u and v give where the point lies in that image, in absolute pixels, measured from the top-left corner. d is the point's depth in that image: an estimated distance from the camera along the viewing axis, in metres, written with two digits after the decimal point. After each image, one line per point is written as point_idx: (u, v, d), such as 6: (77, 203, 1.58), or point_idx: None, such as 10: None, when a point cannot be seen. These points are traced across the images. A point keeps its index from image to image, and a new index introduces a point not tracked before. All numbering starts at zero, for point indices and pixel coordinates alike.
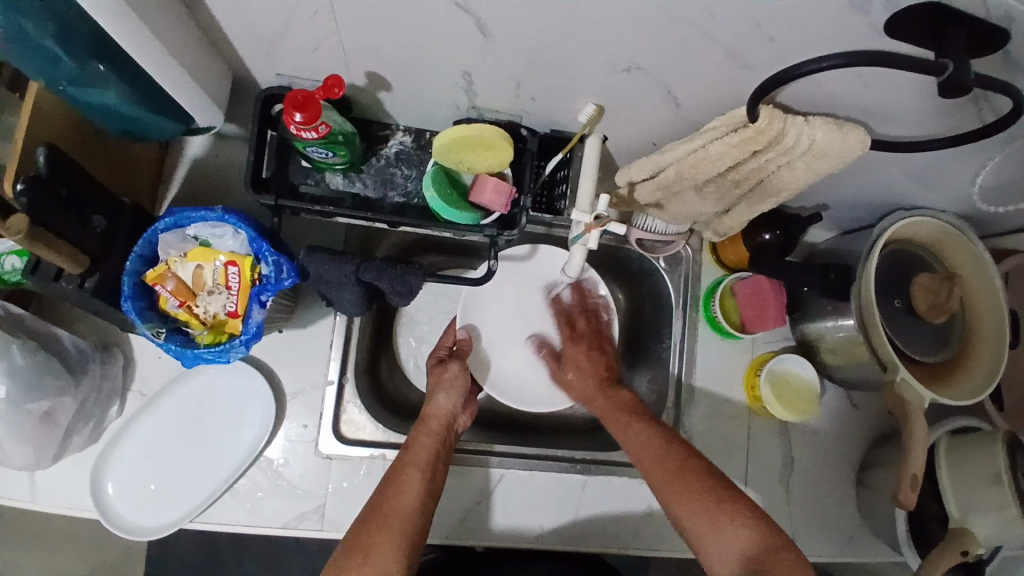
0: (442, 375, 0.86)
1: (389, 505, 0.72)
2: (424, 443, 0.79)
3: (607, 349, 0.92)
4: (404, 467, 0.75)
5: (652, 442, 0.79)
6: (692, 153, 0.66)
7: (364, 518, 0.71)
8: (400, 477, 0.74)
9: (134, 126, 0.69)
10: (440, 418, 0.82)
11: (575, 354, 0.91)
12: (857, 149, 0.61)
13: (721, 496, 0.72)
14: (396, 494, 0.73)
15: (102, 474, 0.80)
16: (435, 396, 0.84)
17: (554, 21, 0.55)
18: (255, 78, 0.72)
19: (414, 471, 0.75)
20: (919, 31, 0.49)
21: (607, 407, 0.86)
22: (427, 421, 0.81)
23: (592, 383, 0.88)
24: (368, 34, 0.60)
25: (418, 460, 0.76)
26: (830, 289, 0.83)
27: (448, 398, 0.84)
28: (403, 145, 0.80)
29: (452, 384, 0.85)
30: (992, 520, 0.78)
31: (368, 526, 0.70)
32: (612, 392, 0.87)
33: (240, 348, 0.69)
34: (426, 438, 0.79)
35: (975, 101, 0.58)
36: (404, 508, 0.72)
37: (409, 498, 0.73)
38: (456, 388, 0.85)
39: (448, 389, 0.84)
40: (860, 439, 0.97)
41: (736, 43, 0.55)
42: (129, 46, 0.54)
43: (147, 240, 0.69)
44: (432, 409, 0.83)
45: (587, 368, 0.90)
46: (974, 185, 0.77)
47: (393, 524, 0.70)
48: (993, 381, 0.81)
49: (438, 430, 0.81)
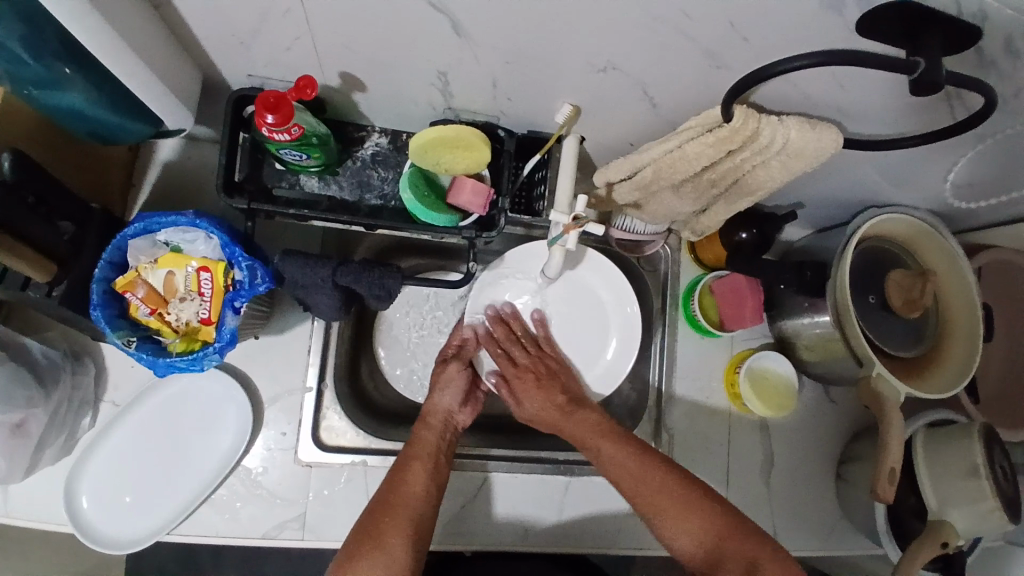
0: (441, 374, 0.85)
1: (397, 495, 0.73)
2: (427, 438, 0.80)
3: (558, 371, 0.87)
4: (408, 460, 0.76)
5: (629, 464, 0.77)
6: (669, 153, 0.66)
7: (372, 509, 0.72)
8: (406, 468, 0.75)
9: (101, 129, 0.67)
10: (439, 414, 0.83)
11: (524, 380, 0.85)
12: (830, 148, 0.62)
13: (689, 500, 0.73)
14: (403, 484, 0.74)
15: (74, 486, 0.78)
16: (434, 394, 0.84)
17: (530, 21, 0.55)
18: (226, 80, 0.71)
19: (420, 462, 0.76)
20: (892, 30, 0.49)
21: (574, 431, 0.82)
22: (428, 417, 0.82)
23: (553, 413, 0.84)
24: (342, 34, 0.59)
25: (421, 453, 0.77)
26: (805, 287, 0.83)
27: (449, 395, 0.84)
28: (379, 147, 0.79)
29: (452, 382, 0.85)
30: (969, 509, 0.79)
31: (378, 515, 0.71)
32: (576, 415, 0.83)
33: (214, 356, 0.68)
34: (428, 432, 0.80)
35: (946, 98, 0.59)
36: (411, 498, 0.73)
37: (416, 488, 0.74)
38: (455, 387, 0.85)
39: (447, 387, 0.84)
40: (839, 434, 0.98)
41: (712, 43, 0.55)
42: (94, 47, 0.53)
43: (116, 246, 0.67)
44: (432, 405, 0.83)
45: (540, 396, 0.85)
46: (946, 182, 0.79)
47: (402, 514, 0.71)
48: (966, 375, 0.82)
49: (438, 425, 0.82)
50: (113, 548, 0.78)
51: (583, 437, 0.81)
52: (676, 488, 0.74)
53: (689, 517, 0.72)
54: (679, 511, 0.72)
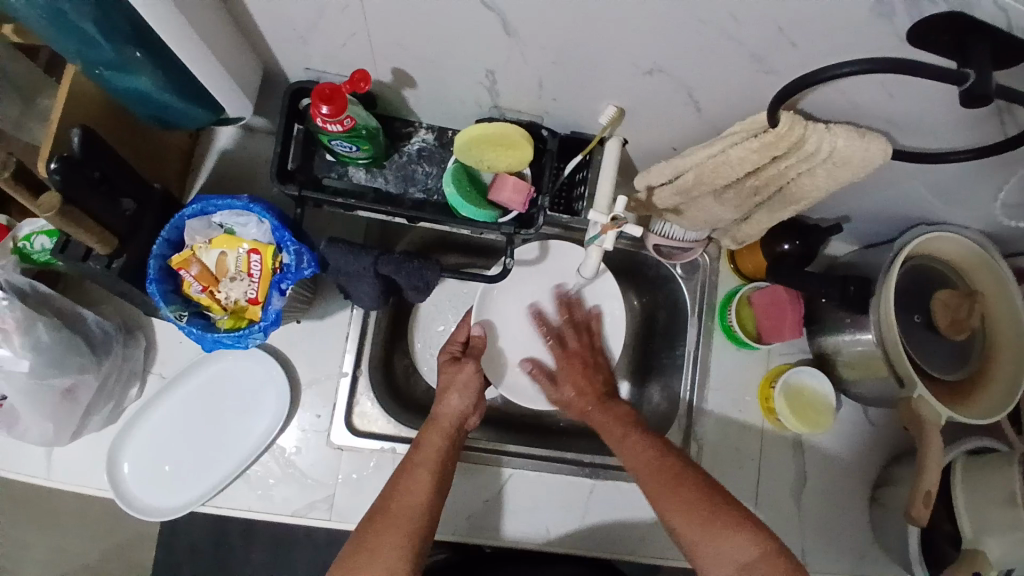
0: (455, 375, 0.84)
1: (397, 505, 0.72)
2: (434, 443, 0.79)
3: (601, 362, 0.90)
4: (412, 469, 0.75)
5: (647, 454, 0.78)
6: (711, 158, 0.66)
7: (373, 517, 0.72)
8: (408, 476, 0.75)
9: (166, 113, 0.71)
10: (451, 418, 0.81)
11: (572, 364, 0.88)
12: (878, 158, 0.61)
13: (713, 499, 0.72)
14: (404, 493, 0.73)
15: (120, 452, 0.82)
16: (447, 396, 0.83)
17: (578, 22, 0.56)
18: (284, 73, 0.74)
19: (424, 471, 0.75)
20: (942, 40, 0.49)
21: (604, 420, 0.84)
22: (439, 421, 0.81)
23: (588, 399, 0.87)
24: (395, 31, 0.62)
25: (427, 461, 0.77)
26: (848, 301, 0.81)
27: (460, 399, 0.83)
28: (425, 143, 0.81)
29: (465, 383, 0.84)
30: (1008, 540, 0.76)
31: (376, 526, 0.71)
32: (609, 407, 0.85)
33: (259, 334, 0.71)
34: (435, 438, 0.79)
35: (999, 113, 0.58)
36: (411, 508, 0.72)
37: (417, 499, 0.73)
38: (469, 390, 0.83)
39: (461, 389, 0.83)
40: (876, 456, 0.96)
41: (758, 48, 0.55)
42: (165, 33, 0.56)
43: (174, 226, 0.71)
44: (443, 407, 0.82)
45: (583, 381, 0.87)
46: (999, 201, 0.76)
47: (400, 524, 0.71)
48: (1011, 402, 0.79)
49: (448, 430, 0.81)
50: (153, 515, 0.82)
51: (608, 426, 0.83)
52: (692, 494, 0.72)
53: (716, 523, 0.70)
54: (702, 513, 0.71)
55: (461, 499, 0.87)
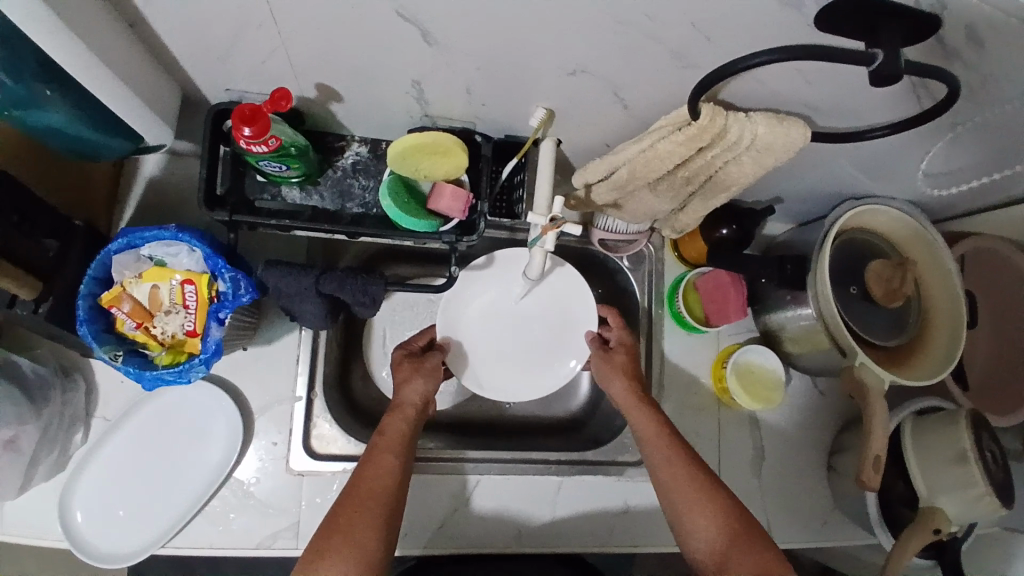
0: (422, 364, 0.82)
1: (365, 487, 0.69)
2: (397, 427, 0.76)
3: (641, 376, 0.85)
4: (379, 452, 0.72)
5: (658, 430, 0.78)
6: (642, 153, 0.67)
7: (341, 501, 0.68)
8: (374, 459, 0.72)
9: (83, 146, 0.68)
10: (413, 402, 0.78)
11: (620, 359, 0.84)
12: (800, 142, 0.63)
13: (701, 480, 0.74)
14: (372, 476, 0.70)
15: (70, 500, 0.78)
16: (409, 381, 0.80)
17: (498, 28, 0.56)
18: (205, 95, 0.72)
19: (390, 454, 0.73)
20: (849, 23, 0.50)
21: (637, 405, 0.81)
22: (401, 406, 0.78)
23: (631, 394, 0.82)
24: (316, 46, 0.61)
25: (391, 444, 0.74)
26: (786, 280, 0.85)
27: (423, 384, 0.80)
28: (359, 156, 0.79)
29: (429, 372, 0.81)
30: (960, 494, 0.80)
31: (345, 509, 0.67)
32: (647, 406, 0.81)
33: (200, 367, 0.69)
34: (401, 419, 0.76)
35: (913, 88, 0.60)
36: (381, 488, 0.70)
37: (384, 482, 0.70)
38: (434, 376, 0.81)
39: (425, 376, 0.81)
40: (828, 425, 0.99)
41: (676, 43, 0.56)
42: (70, 65, 0.53)
43: (101, 261, 0.68)
44: (404, 395, 0.79)
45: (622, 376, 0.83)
46: (919, 171, 0.80)
47: (371, 504, 0.68)
48: (946, 365, 0.83)
49: (411, 414, 0.78)
50: (109, 563, 0.78)
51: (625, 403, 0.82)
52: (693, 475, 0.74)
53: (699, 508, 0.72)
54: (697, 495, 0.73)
55: (427, 512, 0.87)
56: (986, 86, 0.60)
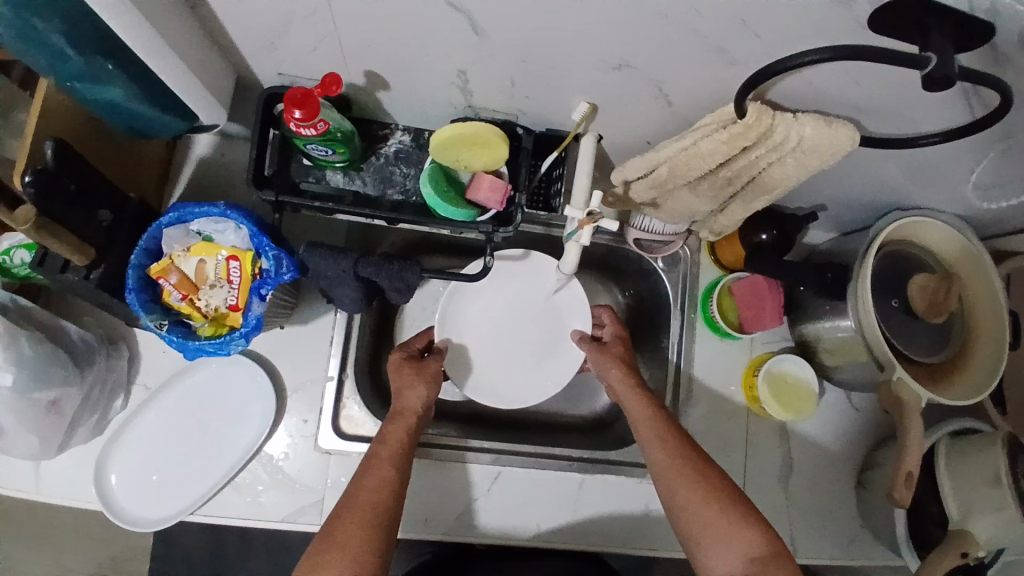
0: (423, 369, 0.83)
1: (362, 499, 0.70)
2: (397, 436, 0.77)
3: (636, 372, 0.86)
4: (378, 463, 0.73)
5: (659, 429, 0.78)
6: (684, 151, 0.67)
7: (340, 511, 0.70)
8: (372, 470, 0.73)
9: (138, 123, 0.71)
10: (413, 412, 0.79)
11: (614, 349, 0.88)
12: (847, 146, 0.62)
13: (718, 494, 0.72)
14: (369, 487, 0.71)
15: (108, 463, 0.82)
16: (409, 388, 0.81)
17: (545, 20, 0.57)
18: (257, 79, 0.74)
19: (388, 465, 0.73)
20: (903, 25, 0.49)
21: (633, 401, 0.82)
22: (401, 414, 0.79)
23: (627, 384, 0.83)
24: (365, 33, 0.62)
25: (390, 455, 0.75)
26: (825, 288, 0.83)
27: (424, 391, 0.81)
28: (402, 144, 0.81)
29: (429, 377, 0.83)
30: (996, 517, 0.78)
31: (340, 523, 0.68)
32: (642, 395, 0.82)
33: (240, 340, 0.70)
34: (401, 428, 0.77)
35: (967, 95, 0.59)
36: (377, 500, 0.70)
37: (382, 493, 0.71)
38: (434, 382, 0.82)
39: (427, 383, 0.82)
40: (861, 441, 0.97)
41: (723, 40, 0.56)
42: (133, 42, 0.56)
43: (152, 235, 0.70)
44: (405, 402, 0.80)
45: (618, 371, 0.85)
46: (971, 183, 0.78)
47: (367, 517, 0.69)
48: (987, 386, 0.80)
49: (411, 422, 0.79)
50: (142, 526, 0.81)
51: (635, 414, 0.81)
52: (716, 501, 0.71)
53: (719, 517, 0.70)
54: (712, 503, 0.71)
55: (449, 500, 0.87)
56: None
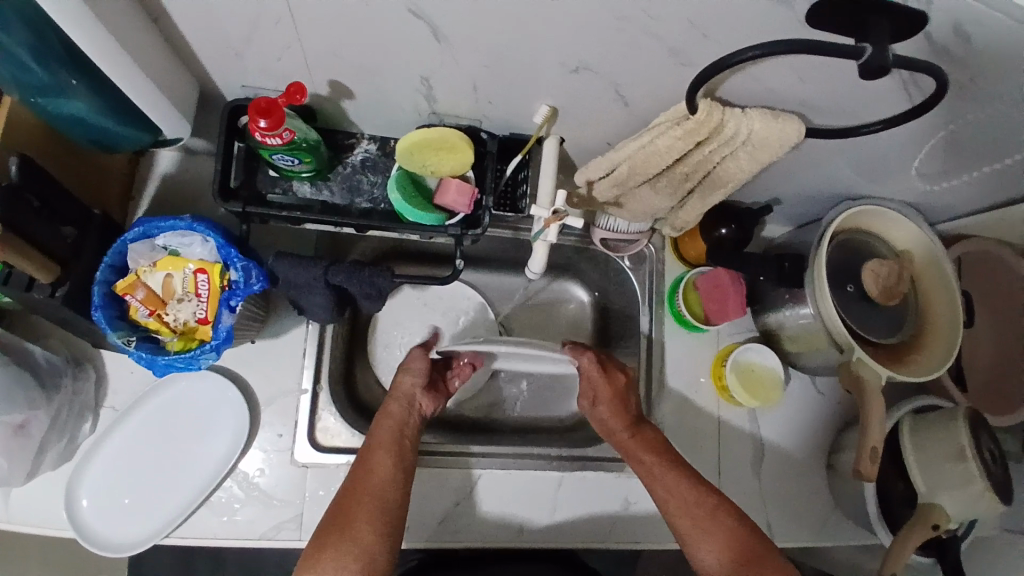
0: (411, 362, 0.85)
1: (363, 484, 0.73)
2: (391, 423, 0.79)
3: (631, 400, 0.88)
4: (374, 447, 0.76)
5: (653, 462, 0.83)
6: (642, 149, 0.70)
7: (342, 497, 0.72)
8: (369, 456, 0.75)
9: (102, 136, 0.70)
10: (404, 397, 0.82)
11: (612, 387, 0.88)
12: (794, 138, 0.65)
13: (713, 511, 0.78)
14: (368, 472, 0.74)
15: (77, 489, 0.79)
16: (400, 377, 0.83)
17: (505, 25, 0.59)
18: (221, 92, 0.74)
19: (383, 450, 0.76)
20: (841, 18, 0.53)
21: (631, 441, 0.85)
22: (392, 401, 0.81)
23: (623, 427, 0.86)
24: (329, 42, 0.63)
25: (385, 440, 0.77)
26: (784, 278, 0.86)
27: (412, 380, 0.83)
28: (368, 153, 0.82)
29: (417, 368, 0.84)
30: (957, 491, 0.81)
31: (343, 507, 0.71)
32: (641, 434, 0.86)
33: (211, 353, 0.71)
34: (395, 416, 0.80)
35: (904, 85, 0.62)
36: (378, 484, 0.73)
37: (382, 476, 0.74)
38: (421, 372, 0.84)
39: (415, 371, 0.83)
40: (828, 425, 1.00)
41: (675, 39, 0.59)
42: (95, 55, 0.56)
43: (116, 250, 0.70)
44: (396, 390, 0.82)
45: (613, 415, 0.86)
46: (914, 171, 0.82)
47: (368, 501, 0.71)
48: (949, 359, 0.85)
49: (403, 408, 0.81)
50: (114, 551, 0.79)
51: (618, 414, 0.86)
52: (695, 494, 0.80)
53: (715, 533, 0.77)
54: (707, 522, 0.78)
55: (430, 506, 0.87)
56: (973, 83, 0.62)
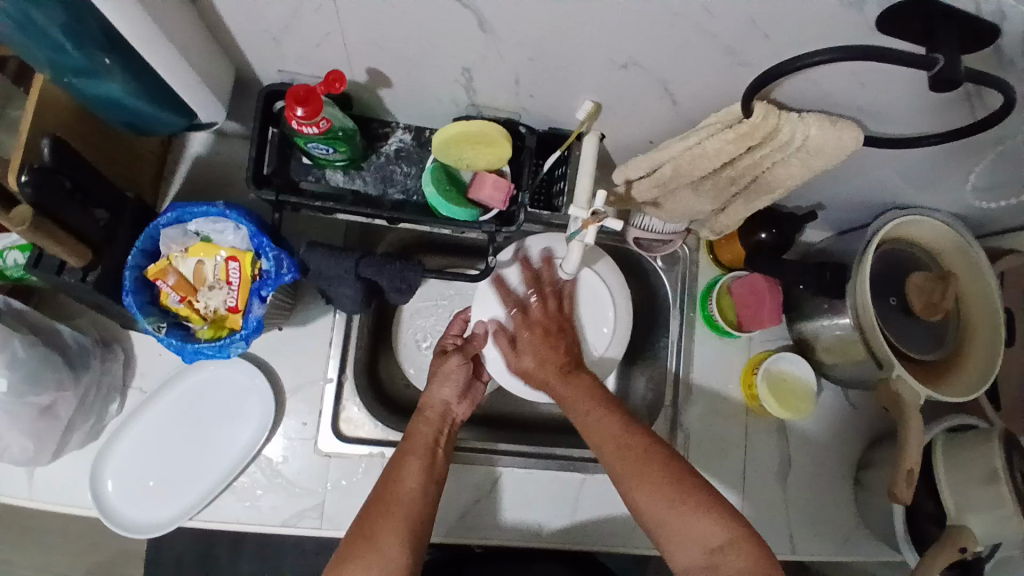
0: (442, 365, 0.85)
1: (391, 493, 0.72)
2: (422, 432, 0.79)
3: (569, 328, 0.82)
4: (405, 456, 0.76)
5: (602, 414, 0.74)
6: (688, 150, 0.67)
7: (368, 505, 0.72)
8: (401, 463, 0.75)
9: (137, 119, 0.69)
10: (436, 407, 0.82)
11: (535, 342, 0.80)
12: (850, 146, 0.62)
13: (681, 483, 0.67)
14: (397, 480, 0.73)
15: (102, 469, 0.80)
16: (432, 386, 0.84)
17: (555, 18, 0.56)
18: (257, 76, 0.73)
19: (414, 458, 0.76)
20: (913, 26, 0.50)
21: (567, 392, 0.77)
22: (424, 411, 0.82)
23: (552, 369, 0.79)
24: (370, 29, 0.61)
25: (416, 449, 0.77)
26: (824, 287, 0.85)
27: (446, 390, 0.83)
28: (403, 142, 0.80)
29: (452, 374, 0.84)
30: (988, 512, 0.79)
31: (370, 514, 0.70)
32: (572, 379, 0.78)
33: (240, 343, 0.69)
34: (425, 427, 0.80)
35: (968, 97, 0.59)
36: (408, 492, 0.73)
37: (411, 486, 0.73)
38: (455, 380, 0.84)
39: (449, 380, 0.84)
40: (857, 437, 0.98)
41: (733, 40, 0.56)
42: (134, 38, 0.55)
43: (148, 235, 0.69)
44: (430, 399, 0.83)
45: (542, 348, 0.80)
46: (968, 183, 0.79)
47: (397, 510, 0.70)
48: (994, 365, 0.83)
49: (434, 419, 0.81)
50: (138, 532, 0.80)
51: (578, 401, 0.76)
52: (664, 474, 0.68)
53: (679, 499, 0.66)
54: (667, 489, 0.67)
55: (449, 501, 0.87)
56: None
